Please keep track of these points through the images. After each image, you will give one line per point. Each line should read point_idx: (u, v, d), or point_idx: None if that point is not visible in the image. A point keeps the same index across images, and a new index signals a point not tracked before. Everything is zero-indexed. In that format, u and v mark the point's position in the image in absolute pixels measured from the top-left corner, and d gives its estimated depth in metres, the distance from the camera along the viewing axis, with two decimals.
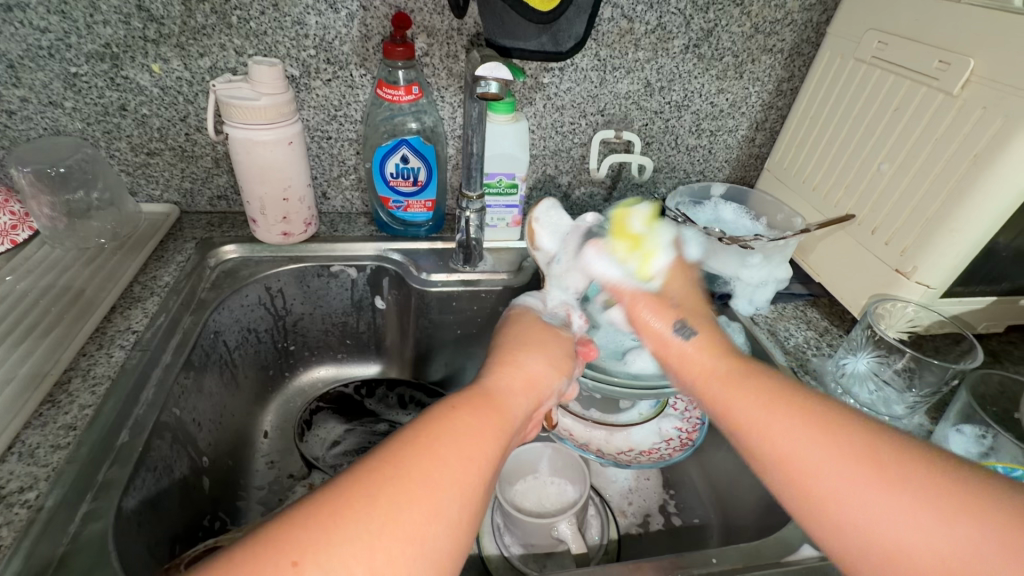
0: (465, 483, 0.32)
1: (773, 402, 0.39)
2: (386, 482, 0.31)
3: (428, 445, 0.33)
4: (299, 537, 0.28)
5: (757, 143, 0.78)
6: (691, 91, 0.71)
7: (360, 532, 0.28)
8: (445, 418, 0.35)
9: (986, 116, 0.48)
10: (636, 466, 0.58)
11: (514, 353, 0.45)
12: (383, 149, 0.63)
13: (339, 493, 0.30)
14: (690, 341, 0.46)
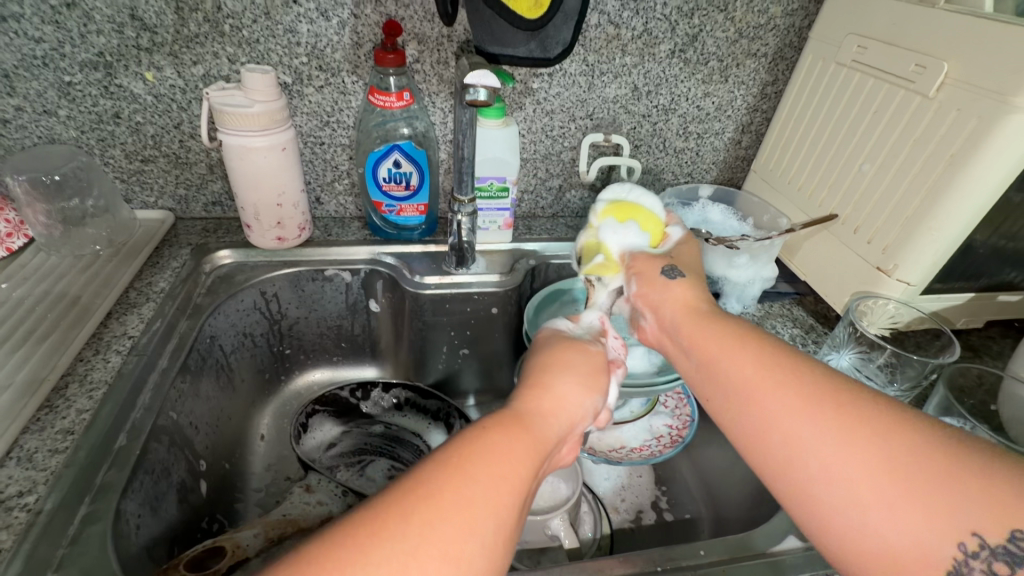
0: (496, 504, 0.32)
1: (760, 373, 0.40)
2: (420, 503, 0.31)
3: (459, 468, 0.33)
4: (337, 555, 0.29)
5: (744, 145, 0.79)
6: (678, 94, 0.72)
7: (396, 553, 0.29)
8: (477, 438, 0.36)
9: (960, 118, 0.49)
10: (627, 463, 0.59)
11: (545, 374, 0.44)
12: (375, 154, 0.64)
13: (374, 513, 0.31)
14: (677, 299, 0.49)
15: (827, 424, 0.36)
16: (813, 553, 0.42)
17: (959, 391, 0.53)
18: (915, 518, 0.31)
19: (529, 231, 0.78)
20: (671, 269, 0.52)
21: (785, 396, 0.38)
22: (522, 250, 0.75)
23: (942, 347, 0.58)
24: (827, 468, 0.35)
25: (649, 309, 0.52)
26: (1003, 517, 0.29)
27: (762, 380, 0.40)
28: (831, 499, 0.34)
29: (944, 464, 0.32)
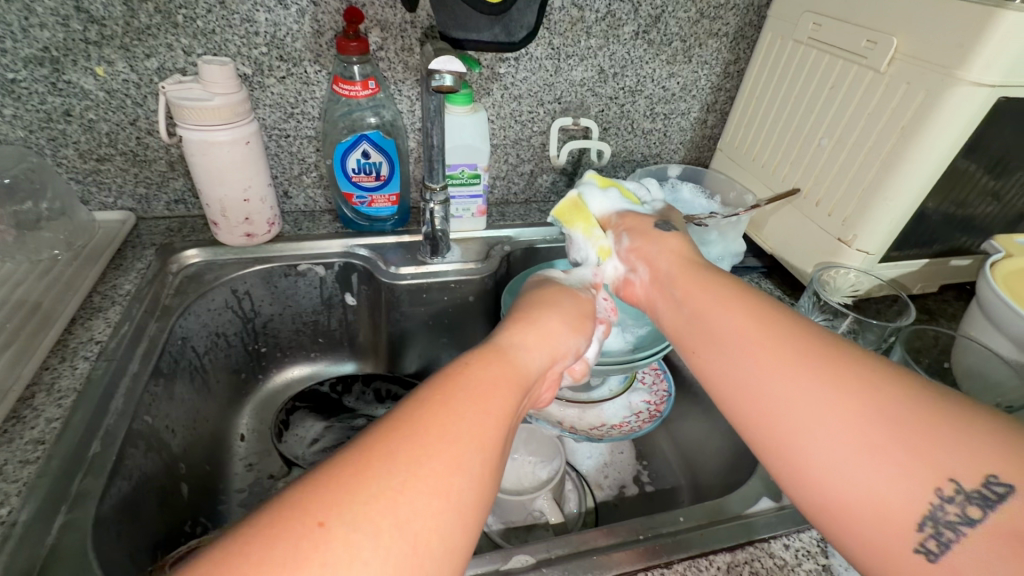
0: (481, 432, 0.33)
1: (756, 326, 0.41)
2: (404, 436, 0.31)
3: (444, 405, 0.34)
4: (322, 496, 0.28)
5: (710, 124, 0.81)
6: (644, 76, 0.73)
7: (382, 488, 0.29)
8: (455, 375, 0.36)
9: (910, 91, 0.51)
10: (608, 439, 0.60)
11: (531, 313, 0.46)
12: (343, 145, 0.63)
13: (359, 453, 0.30)
14: (669, 254, 0.52)
15: (822, 381, 0.36)
16: (786, 512, 0.45)
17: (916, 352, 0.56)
18: (899, 466, 0.32)
19: (503, 218, 0.78)
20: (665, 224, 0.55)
21: (782, 352, 0.39)
22: (496, 236, 0.75)
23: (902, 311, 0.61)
24: (818, 418, 0.35)
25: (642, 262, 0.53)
26: (978, 463, 0.31)
27: (758, 336, 0.41)
28: (817, 451, 0.35)
29: (933, 415, 0.32)
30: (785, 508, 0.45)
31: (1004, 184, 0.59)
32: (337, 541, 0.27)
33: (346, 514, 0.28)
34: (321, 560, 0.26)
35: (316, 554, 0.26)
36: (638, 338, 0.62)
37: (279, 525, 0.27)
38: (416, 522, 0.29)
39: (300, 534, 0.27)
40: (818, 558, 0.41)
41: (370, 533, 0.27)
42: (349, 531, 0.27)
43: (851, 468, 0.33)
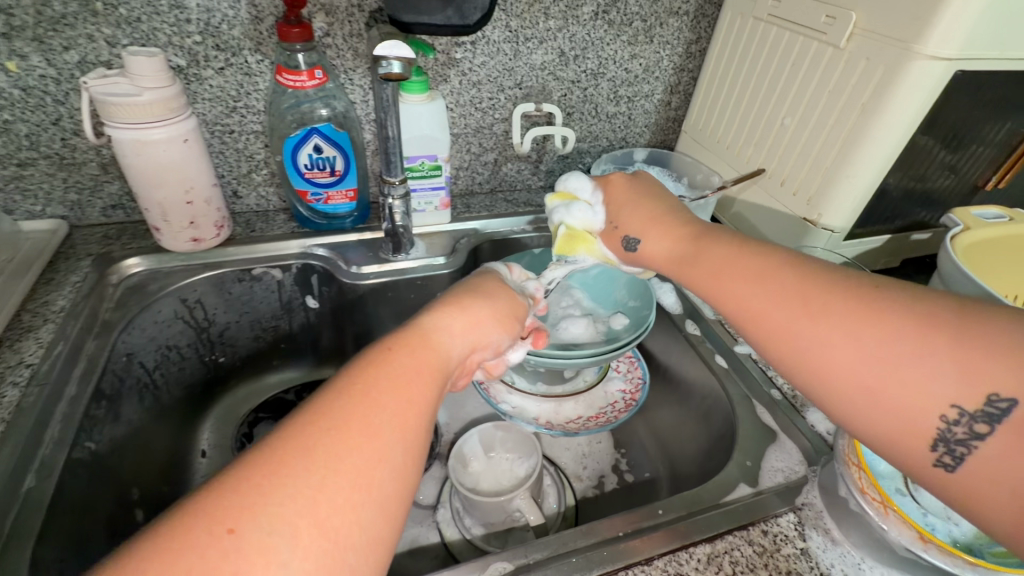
0: (403, 420, 0.32)
1: (748, 274, 0.40)
2: (320, 432, 0.29)
3: (361, 392, 0.32)
4: (232, 501, 0.26)
5: (674, 106, 0.79)
6: (606, 58, 0.71)
7: (300, 488, 0.27)
8: (377, 360, 0.34)
9: (869, 67, 0.51)
10: (585, 432, 0.59)
11: (462, 297, 0.43)
12: (293, 139, 0.59)
13: (270, 454, 0.28)
14: (656, 253, 0.48)
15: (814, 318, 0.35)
16: (763, 497, 0.44)
17: None
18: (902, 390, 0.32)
19: (468, 210, 0.76)
20: (628, 237, 0.50)
21: (775, 296, 0.38)
22: (462, 230, 0.72)
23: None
24: (812, 357, 0.35)
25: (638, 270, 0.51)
26: (980, 382, 0.30)
27: (744, 281, 0.40)
28: (824, 395, 0.35)
29: (925, 339, 0.31)
30: (762, 493, 0.45)
31: (960, 157, 0.60)
32: (247, 545, 0.25)
33: (258, 520, 0.26)
34: (231, 571, 0.24)
35: (227, 563, 0.24)
36: (612, 330, 0.60)
37: (185, 536, 0.25)
38: (340, 517, 0.27)
39: (206, 545, 0.25)
40: (796, 542, 0.41)
41: (287, 535, 0.26)
42: (263, 537, 0.25)
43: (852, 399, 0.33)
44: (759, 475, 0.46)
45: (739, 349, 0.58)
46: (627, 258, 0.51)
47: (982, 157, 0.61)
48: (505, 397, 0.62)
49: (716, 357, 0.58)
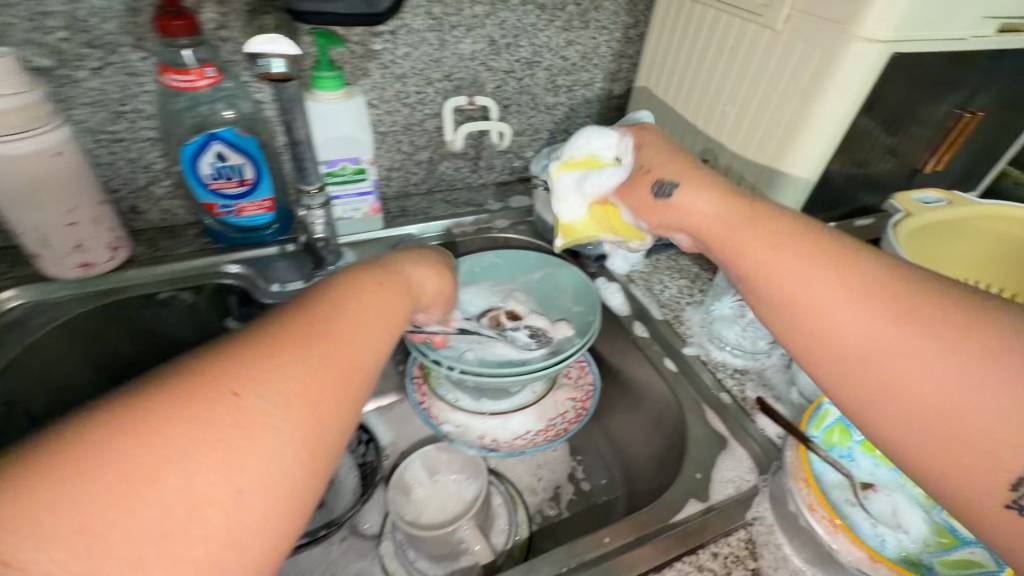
0: (379, 343, 0.33)
1: (801, 255, 0.34)
2: (317, 326, 0.30)
3: (353, 309, 0.33)
4: (234, 364, 0.26)
5: (616, 94, 0.76)
6: (540, 45, 0.66)
7: (296, 372, 0.28)
8: (366, 286, 0.36)
9: (806, 50, 0.49)
10: (533, 448, 0.55)
11: (425, 253, 0.46)
12: (189, 147, 0.52)
13: (272, 336, 0.29)
14: (705, 204, 0.39)
15: (788, 246, 0.34)
16: (712, 514, 0.42)
17: None
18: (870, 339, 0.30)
19: (404, 213, 0.70)
20: (662, 182, 0.41)
21: (820, 266, 0.33)
22: (396, 236, 0.67)
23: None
24: (797, 299, 0.33)
25: (681, 231, 0.41)
26: None
27: (794, 259, 0.34)
28: (876, 396, 0.30)
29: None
30: (711, 509, 0.43)
31: (900, 140, 0.59)
32: (250, 411, 0.25)
33: (261, 385, 0.26)
34: (231, 424, 0.25)
35: (228, 422, 0.25)
36: (557, 340, 0.57)
37: (189, 387, 0.25)
38: (325, 409, 0.28)
39: (210, 401, 0.25)
40: (746, 562, 0.39)
41: (283, 408, 0.26)
42: (262, 402, 0.26)
43: (806, 329, 0.33)
44: (708, 488, 0.44)
45: (687, 351, 0.56)
46: (651, 208, 0.42)
47: (920, 139, 0.60)
48: (447, 416, 0.57)
49: (665, 360, 0.56)
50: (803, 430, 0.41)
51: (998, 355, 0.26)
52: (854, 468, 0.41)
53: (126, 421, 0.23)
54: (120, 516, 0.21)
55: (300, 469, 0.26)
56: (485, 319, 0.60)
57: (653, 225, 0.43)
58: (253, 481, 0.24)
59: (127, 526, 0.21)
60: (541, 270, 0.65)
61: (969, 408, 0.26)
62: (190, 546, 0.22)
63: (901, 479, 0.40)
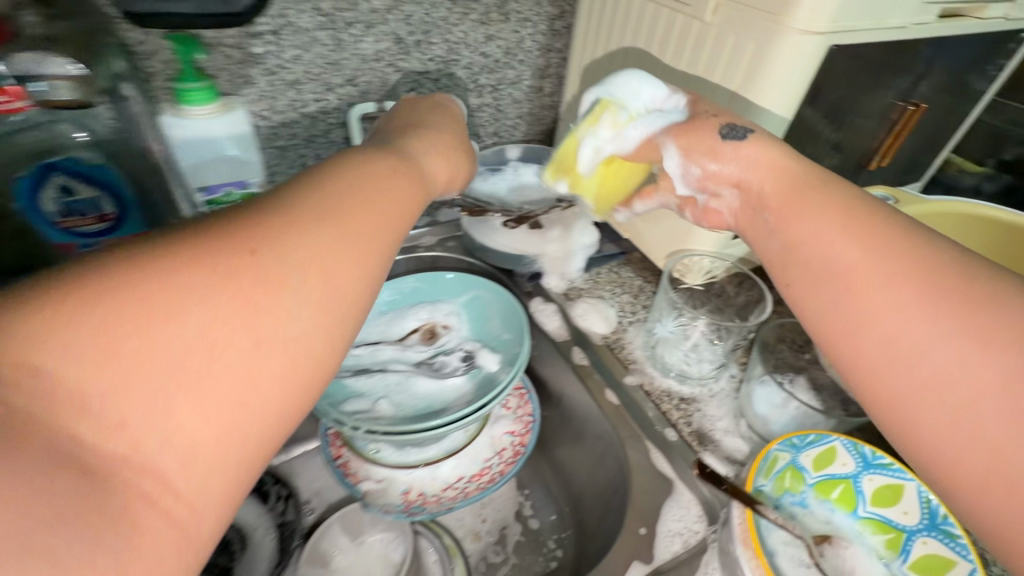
0: (394, 215, 0.31)
1: (847, 229, 0.33)
2: (333, 198, 0.28)
3: (371, 181, 0.31)
4: (255, 226, 0.25)
5: (547, 92, 0.69)
6: (455, 42, 0.59)
7: (315, 243, 0.26)
8: (378, 162, 0.33)
9: (739, 43, 0.44)
10: (463, 502, 0.49)
11: (445, 134, 0.43)
12: (23, 182, 0.44)
13: (291, 202, 0.27)
14: (760, 161, 0.38)
15: (825, 207, 0.34)
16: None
17: (773, 344, 0.48)
18: (882, 307, 0.29)
19: None
20: (734, 125, 0.40)
21: (863, 240, 0.32)
22: None
23: (757, 308, 0.51)
24: (825, 266, 0.33)
25: (727, 185, 0.41)
26: None
27: (837, 231, 0.33)
28: (878, 365, 0.29)
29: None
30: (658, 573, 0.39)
31: (843, 134, 0.55)
32: (268, 269, 0.24)
33: (278, 247, 0.25)
34: (249, 280, 0.23)
35: (246, 278, 0.23)
36: (484, 374, 0.51)
37: (205, 241, 0.23)
38: (342, 285, 0.26)
39: (227, 256, 0.23)
40: None
41: (299, 275, 0.25)
42: (280, 263, 0.24)
43: (825, 290, 0.32)
44: (654, 544, 0.40)
45: (628, 381, 0.50)
46: (710, 151, 0.40)
47: (865, 133, 0.56)
48: (367, 472, 0.50)
49: (606, 391, 0.50)
50: (745, 489, 0.36)
51: (1000, 338, 0.25)
52: (806, 520, 0.36)
53: (144, 262, 0.22)
54: (146, 344, 0.20)
55: (311, 340, 0.25)
56: (417, 335, 0.55)
57: (704, 173, 0.41)
58: (272, 337, 0.23)
59: (148, 358, 0.20)
60: (472, 292, 0.58)
61: (965, 393, 0.26)
62: (215, 392, 0.21)
63: (860, 526, 0.36)
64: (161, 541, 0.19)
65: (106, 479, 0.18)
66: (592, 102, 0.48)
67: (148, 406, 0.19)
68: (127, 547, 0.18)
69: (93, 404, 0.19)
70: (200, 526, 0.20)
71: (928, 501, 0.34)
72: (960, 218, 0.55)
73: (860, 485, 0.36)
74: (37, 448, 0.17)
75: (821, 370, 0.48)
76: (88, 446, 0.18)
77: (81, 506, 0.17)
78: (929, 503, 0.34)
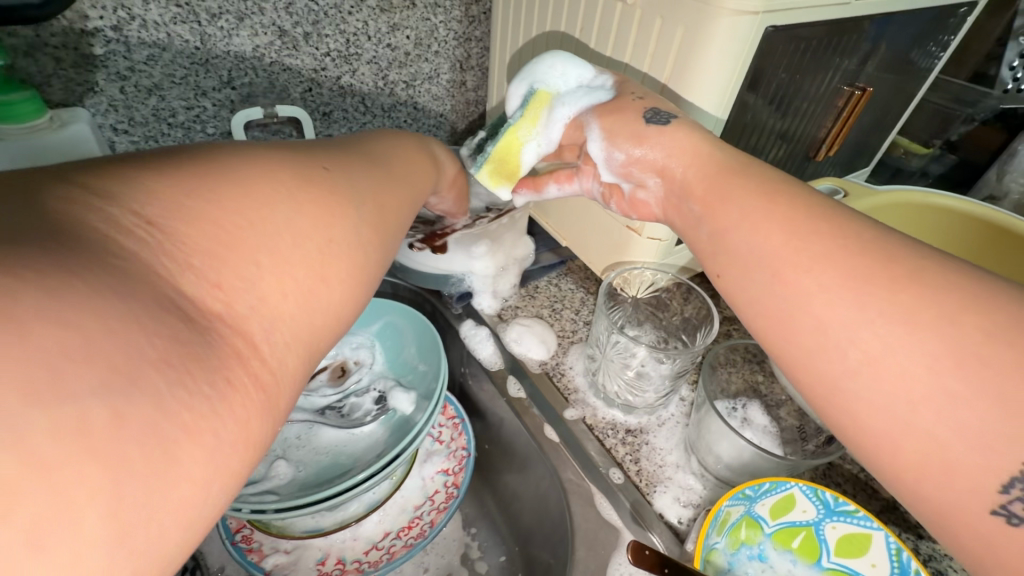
0: (416, 179, 0.33)
1: (792, 227, 0.27)
2: (378, 157, 0.31)
3: (405, 154, 0.34)
4: (328, 155, 0.27)
5: (470, 86, 0.62)
6: (353, 33, 0.51)
7: (369, 178, 0.28)
8: (406, 140, 0.36)
9: (666, 25, 0.38)
10: (388, 565, 0.43)
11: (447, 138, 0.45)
12: None
13: (348, 148, 0.29)
14: (685, 149, 0.33)
15: (751, 192, 0.29)
16: None
17: (724, 367, 0.44)
18: (808, 291, 0.25)
19: None
20: (660, 111, 0.34)
21: (805, 241, 0.26)
22: None
23: (702, 325, 0.46)
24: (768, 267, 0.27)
25: (653, 174, 0.35)
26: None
27: (784, 229, 0.27)
28: (824, 389, 0.24)
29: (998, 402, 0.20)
30: None
31: (790, 122, 0.50)
32: (338, 185, 0.25)
33: (343, 169, 0.26)
34: (326, 183, 0.24)
35: (327, 186, 0.24)
36: (399, 416, 0.45)
37: (292, 155, 0.25)
38: (389, 219, 0.27)
39: (310, 168, 0.25)
40: None
41: (360, 198, 0.26)
42: (347, 183, 0.26)
43: (754, 279, 0.27)
44: None
45: (569, 415, 0.45)
46: (637, 134, 0.35)
47: (812, 118, 0.52)
48: (274, 544, 0.43)
49: (546, 429, 0.46)
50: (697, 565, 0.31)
51: (935, 322, 0.21)
52: None
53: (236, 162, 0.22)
54: (240, 219, 0.20)
55: (372, 251, 0.25)
56: (325, 375, 0.49)
57: (629, 159, 0.35)
58: (342, 239, 0.23)
59: (247, 231, 0.20)
60: (387, 319, 0.51)
61: (899, 379, 0.22)
62: (296, 275, 0.21)
63: None
64: (248, 403, 0.18)
65: (210, 332, 0.17)
66: (523, 93, 0.41)
67: (240, 276, 0.19)
68: (220, 400, 0.16)
69: (196, 263, 0.18)
70: (278, 401, 0.19)
71: (898, 554, 0.29)
72: (925, 213, 0.52)
73: (823, 533, 0.32)
74: (145, 290, 0.16)
75: (776, 386, 0.44)
76: (192, 300, 0.17)
77: (183, 354, 0.16)
78: (900, 554, 0.29)
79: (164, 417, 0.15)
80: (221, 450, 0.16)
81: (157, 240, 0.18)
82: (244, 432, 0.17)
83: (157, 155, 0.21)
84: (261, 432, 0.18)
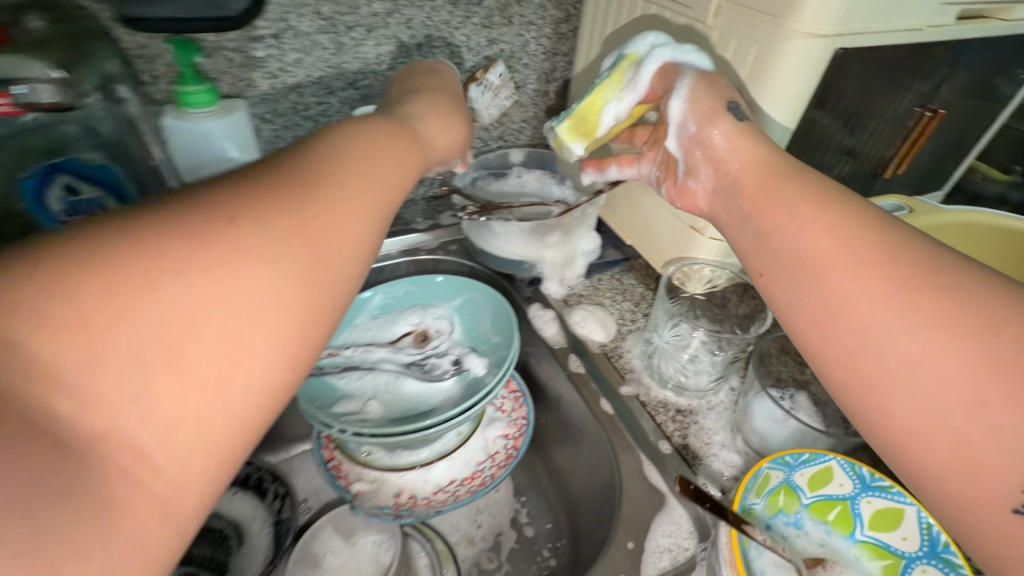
0: (379, 189, 0.32)
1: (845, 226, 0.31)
2: (314, 174, 0.29)
3: (349, 155, 0.32)
4: (235, 199, 0.25)
5: (553, 96, 0.69)
6: (457, 45, 0.59)
7: (293, 212, 0.27)
8: (360, 136, 0.33)
9: (741, 47, 0.42)
10: (454, 505, 0.49)
11: (441, 104, 0.43)
12: (27, 183, 0.43)
13: (274, 176, 0.28)
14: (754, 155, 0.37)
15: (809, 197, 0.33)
16: None
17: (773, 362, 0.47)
18: (854, 295, 0.28)
19: None
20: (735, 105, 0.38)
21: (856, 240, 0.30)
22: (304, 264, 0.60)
23: (757, 321, 0.51)
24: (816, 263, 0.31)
25: (709, 167, 0.39)
26: None
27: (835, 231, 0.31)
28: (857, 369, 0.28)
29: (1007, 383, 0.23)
30: None
31: (859, 139, 0.53)
32: (243, 237, 0.24)
33: (256, 219, 0.25)
34: (235, 248, 0.24)
35: (228, 247, 0.24)
36: (472, 376, 0.51)
37: (198, 209, 0.24)
38: (328, 254, 0.28)
39: (205, 225, 0.24)
40: None
41: (279, 246, 0.25)
42: (257, 235, 0.25)
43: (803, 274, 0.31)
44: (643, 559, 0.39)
45: (624, 391, 0.50)
46: (711, 112, 0.38)
47: (883, 136, 0.54)
48: (359, 474, 0.50)
49: (601, 401, 0.50)
50: (732, 509, 0.35)
51: (962, 318, 0.25)
52: (799, 541, 0.35)
53: (172, 222, 0.23)
54: (116, 322, 0.20)
55: (305, 303, 0.26)
56: (408, 338, 0.56)
57: (698, 133, 0.39)
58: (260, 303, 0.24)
59: (131, 331, 0.20)
60: (466, 295, 0.58)
61: (939, 375, 0.25)
62: (195, 366, 0.21)
63: (856, 550, 0.34)
64: (138, 509, 0.19)
65: (80, 456, 0.18)
66: (616, 59, 0.46)
67: (124, 377, 0.20)
68: (100, 520, 0.18)
69: (67, 379, 0.19)
70: (184, 487, 0.21)
71: (929, 529, 0.32)
72: (994, 235, 0.53)
73: (858, 507, 0.35)
74: (16, 426, 0.17)
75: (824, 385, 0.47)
76: (55, 422, 0.18)
77: (50, 480, 0.17)
78: (931, 530, 0.32)
79: (36, 550, 0.16)
80: (117, 560, 0.18)
81: (19, 360, 0.18)
82: (141, 539, 0.19)
83: (93, 227, 0.22)
84: (166, 526, 0.20)
